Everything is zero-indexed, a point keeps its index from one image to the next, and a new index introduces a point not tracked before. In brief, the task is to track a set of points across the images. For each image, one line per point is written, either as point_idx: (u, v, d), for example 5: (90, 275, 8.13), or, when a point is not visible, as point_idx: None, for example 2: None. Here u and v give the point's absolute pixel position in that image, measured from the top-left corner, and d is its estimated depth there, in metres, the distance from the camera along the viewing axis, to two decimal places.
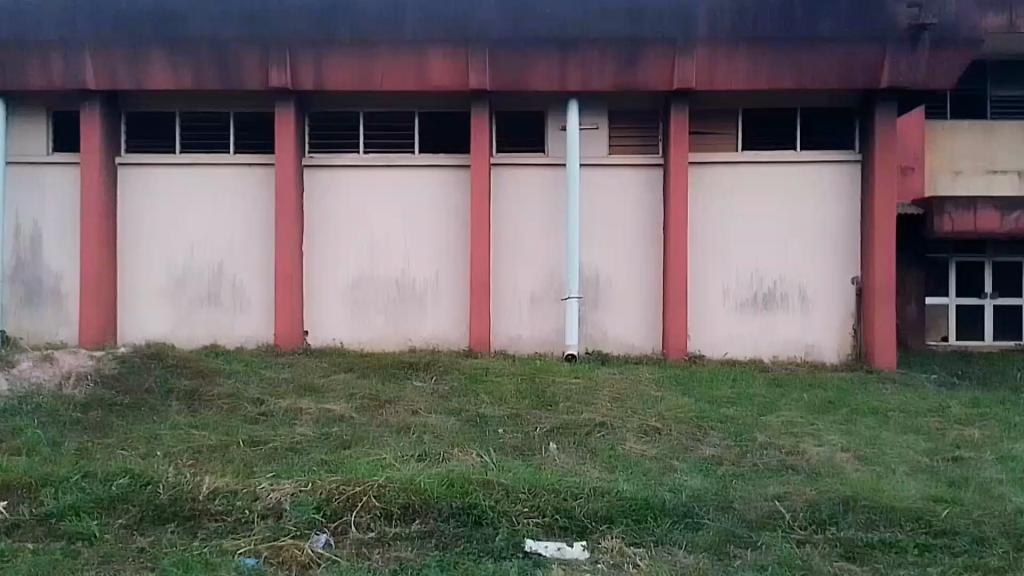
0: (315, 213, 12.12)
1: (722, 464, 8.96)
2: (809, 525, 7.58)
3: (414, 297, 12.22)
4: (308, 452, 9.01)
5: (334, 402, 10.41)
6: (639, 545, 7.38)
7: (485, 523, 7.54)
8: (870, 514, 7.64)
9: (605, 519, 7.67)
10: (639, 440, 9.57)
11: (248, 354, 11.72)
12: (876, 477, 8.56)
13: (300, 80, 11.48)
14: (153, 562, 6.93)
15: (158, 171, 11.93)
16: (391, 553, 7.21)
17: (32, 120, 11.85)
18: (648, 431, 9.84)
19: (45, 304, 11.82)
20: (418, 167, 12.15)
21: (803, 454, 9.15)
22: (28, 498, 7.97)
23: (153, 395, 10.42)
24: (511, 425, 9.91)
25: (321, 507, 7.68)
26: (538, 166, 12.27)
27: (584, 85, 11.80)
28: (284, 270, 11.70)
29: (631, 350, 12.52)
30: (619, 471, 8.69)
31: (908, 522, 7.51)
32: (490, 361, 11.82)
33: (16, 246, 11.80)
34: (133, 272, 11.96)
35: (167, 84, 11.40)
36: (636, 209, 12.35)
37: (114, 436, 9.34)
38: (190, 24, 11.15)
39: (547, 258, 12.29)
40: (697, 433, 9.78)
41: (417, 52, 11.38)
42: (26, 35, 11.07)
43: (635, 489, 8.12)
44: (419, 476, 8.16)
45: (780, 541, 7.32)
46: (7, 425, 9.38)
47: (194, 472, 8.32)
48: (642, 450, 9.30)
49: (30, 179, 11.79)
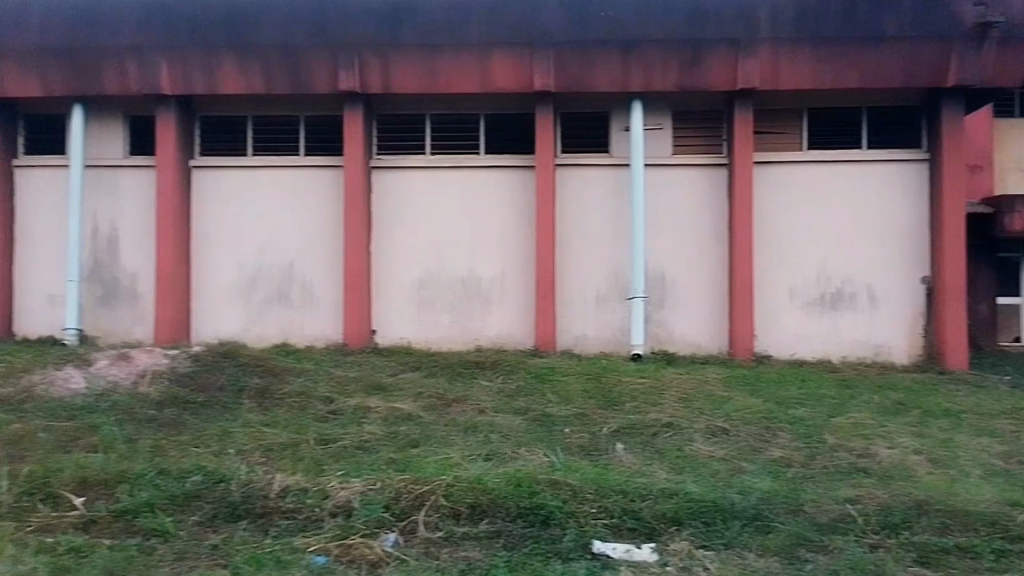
0: (383, 213, 12.24)
1: (792, 467, 8.85)
2: (883, 529, 7.47)
3: (480, 296, 12.26)
4: (377, 450, 9.08)
5: (401, 400, 10.49)
6: (708, 547, 7.32)
7: (553, 524, 7.55)
8: (944, 518, 7.50)
9: (673, 521, 7.63)
10: (707, 441, 9.51)
11: (317, 353, 11.84)
12: (949, 480, 8.43)
13: (368, 83, 11.73)
14: (226, 559, 7.11)
15: (229, 174, 12.12)
16: (458, 553, 7.26)
17: (107, 124, 12.10)
18: (716, 432, 9.77)
19: (123, 304, 12.01)
20: (483, 168, 12.23)
21: (875, 456, 9.02)
22: (105, 494, 8.13)
23: (226, 393, 10.54)
24: (578, 424, 9.90)
25: (390, 506, 7.77)
26: (604, 166, 12.31)
27: (647, 86, 11.88)
28: (352, 271, 11.81)
29: (698, 350, 12.43)
30: (686, 472, 8.66)
31: (982, 527, 7.38)
32: (556, 361, 11.83)
33: (94, 247, 11.99)
34: (206, 273, 12.13)
35: (239, 88, 11.68)
36: (701, 209, 12.32)
37: (187, 434, 9.47)
38: (260, 31, 11.34)
39: (611, 257, 12.29)
40: (766, 434, 9.70)
41: (482, 54, 11.58)
42: (102, 42, 11.33)
43: (703, 490, 8.06)
44: (485, 476, 8.16)
45: (853, 545, 7.22)
46: (85, 422, 9.62)
47: (265, 469, 8.45)
48: (711, 451, 9.24)
49: (106, 183, 11.99)
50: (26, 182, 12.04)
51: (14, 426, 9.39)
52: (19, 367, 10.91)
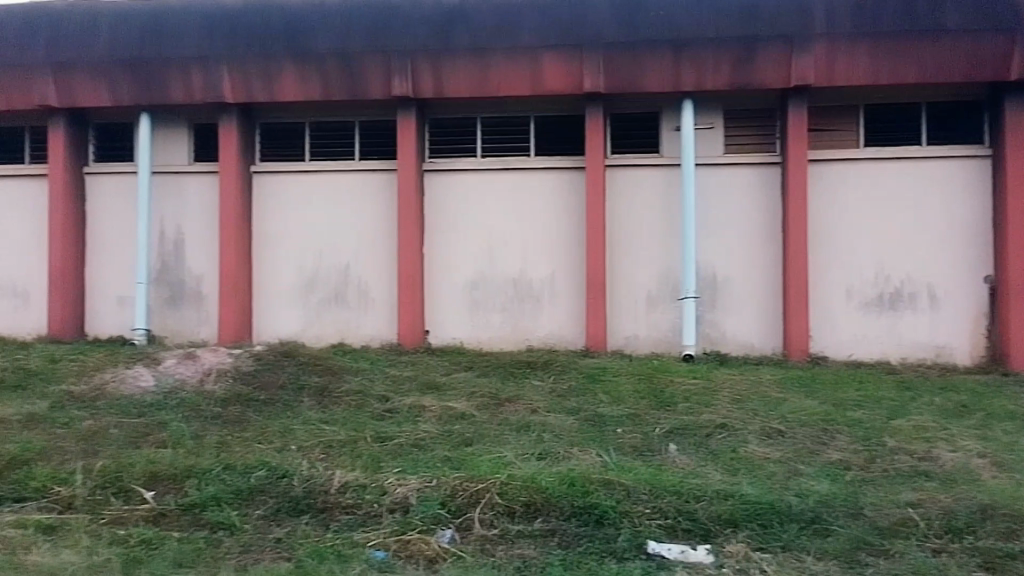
0: (436, 215, 12.45)
1: (851, 470, 8.72)
2: (946, 533, 7.33)
3: (532, 296, 12.37)
4: (432, 449, 9.26)
5: (455, 399, 10.66)
6: (765, 550, 7.29)
7: (607, 523, 7.60)
8: (1010, 523, 7.32)
9: (729, 522, 7.60)
10: (761, 443, 9.44)
11: (373, 353, 12.11)
12: (1016, 484, 8.20)
13: (420, 88, 11.94)
14: (289, 552, 7.35)
15: (288, 178, 12.49)
16: (514, 550, 7.38)
17: (172, 132, 12.53)
18: (771, 433, 9.69)
19: (188, 305, 12.46)
20: (534, 169, 12.35)
21: (936, 460, 8.82)
22: (173, 488, 8.47)
23: (287, 391, 10.87)
24: (630, 424, 9.93)
25: (446, 503, 7.91)
26: (655, 166, 12.30)
27: (698, 85, 11.81)
28: (407, 272, 12.05)
29: (751, 350, 12.33)
30: (741, 473, 8.61)
31: None
32: (607, 361, 11.88)
33: (161, 250, 12.46)
34: (266, 275, 12.51)
35: (296, 95, 12.00)
36: (754, 208, 12.22)
37: (251, 430, 9.81)
38: (317, 39, 11.70)
39: (662, 258, 12.28)
40: (823, 436, 9.58)
41: (533, 58, 11.70)
42: (169, 53, 11.77)
43: (759, 492, 8.01)
44: (540, 475, 8.26)
45: (916, 550, 7.10)
46: (153, 419, 10.04)
47: (326, 465, 8.69)
48: (766, 452, 9.17)
49: (171, 188, 12.45)
50: (97, 189, 12.56)
51: (88, 423, 9.86)
52: (91, 366, 11.42)
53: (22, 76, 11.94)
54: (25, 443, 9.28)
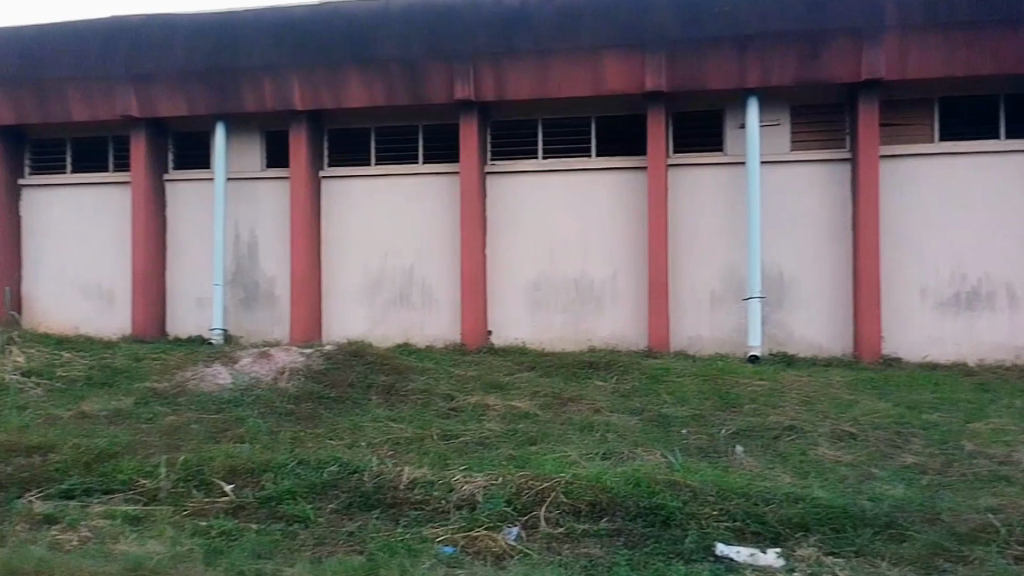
0: (498, 217, 12.60)
1: (927, 474, 8.45)
2: None
3: (593, 296, 12.40)
4: (497, 447, 9.40)
5: (519, 399, 10.78)
6: (837, 554, 7.10)
7: (673, 525, 7.57)
8: None
9: (799, 526, 7.47)
10: (832, 446, 9.27)
11: (437, 352, 12.34)
12: None
13: (482, 91, 12.11)
14: (361, 545, 7.53)
15: (354, 182, 12.82)
16: (580, 548, 7.41)
17: (244, 139, 13.00)
18: (842, 436, 9.51)
19: (261, 305, 12.93)
20: (595, 170, 12.38)
21: (1018, 464, 8.48)
22: (250, 482, 8.80)
23: (355, 388, 11.19)
24: (695, 425, 9.89)
25: (512, 501, 8.02)
26: (719, 164, 12.17)
27: (763, 81, 11.62)
28: (470, 273, 12.23)
29: (819, 351, 12.10)
30: (812, 477, 8.44)
31: None
32: (670, 361, 11.83)
33: (235, 253, 12.95)
34: (334, 276, 12.88)
35: (362, 101, 12.30)
36: (822, 206, 12.00)
37: (322, 427, 10.14)
38: (381, 45, 11.95)
39: (727, 258, 12.14)
40: (897, 439, 9.34)
41: (594, 58, 11.75)
42: (241, 64, 12.17)
43: (831, 496, 7.87)
44: (604, 474, 8.32)
45: (996, 556, 6.81)
46: (231, 415, 10.47)
47: (395, 462, 8.93)
48: (837, 455, 8.99)
49: (244, 193, 12.92)
50: (177, 195, 13.13)
51: (171, 419, 10.34)
52: (172, 364, 11.98)
53: (105, 89, 12.49)
54: (114, 437, 9.78)
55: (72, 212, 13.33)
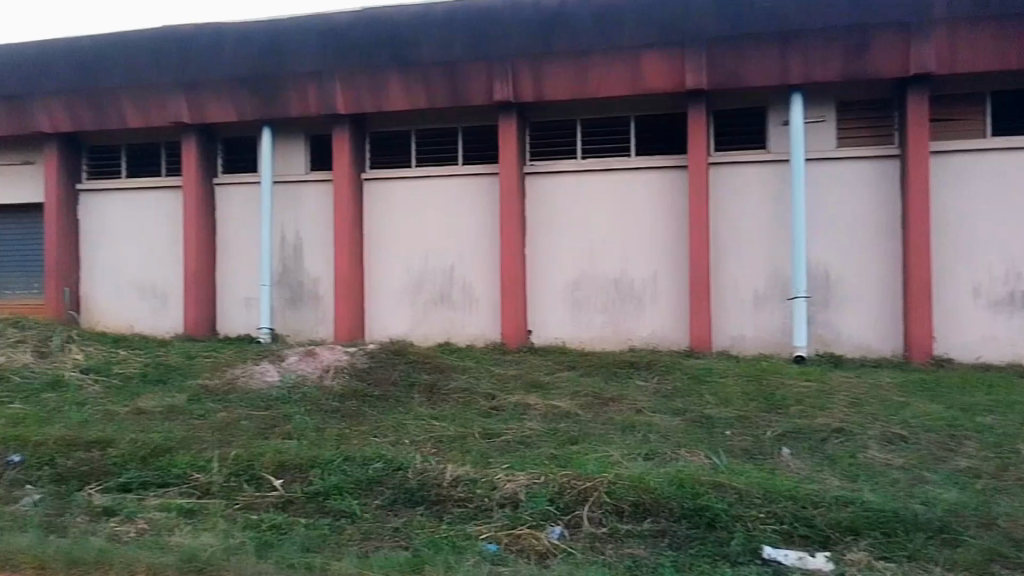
0: (538, 217, 12.65)
1: (982, 478, 8.21)
2: None
3: (633, 296, 12.37)
4: (539, 446, 9.45)
5: (559, 398, 10.81)
6: (889, 559, 6.93)
7: (719, 527, 7.49)
8: None
9: (849, 530, 7.31)
10: (882, 449, 9.06)
11: (478, 352, 12.44)
12: None
13: (521, 92, 12.19)
14: (406, 541, 7.64)
15: (396, 184, 13.01)
16: (623, 549, 7.37)
17: (289, 143, 13.31)
18: (893, 439, 9.28)
19: (307, 305, 13.23)
20: (635, 169, 12.34)
21: None
22: (300, 477, 8.98)
23: (399, 387, 11.36)
24: (739, 427, 9.77)
25: (555, 500, 8.05)
26: (762, 162, 12.02)
27: (806, 77, 11.46)
28: (510, 273, 12.29)
29: (867, 352, 11.89)
30: (861, 480, 8.27)
31: None
32: (713, 362, 11.73)
33: (281, 254, 13.26)
34: (377, 277, 13.09)
35: (403, 105, 12.47)
36: (868, 204, 11.79)
37: (367, 424, 10.31)
38: (422, 49, 12.11)
39: (771, 257, 11.99)
40: (950, 442, 9.10)
41: (633, 57, 11.72)
42: (286, 70, 12.44)
43: (882, 500, 7.71)
44: (647, 475, 8.29)
45: None
46: (279, 412, 10.72)
47: (438, 459, 9.04)
48: (887, 458, 8.79)
49: (289, 196, 13.22)
50: (225, 198, 13.51)
51: (222, 415, 10.64)
52: (223, 362, 12.32)
53: (157, 96, 12.88)
54: (168, 432, 10.11)
55: (127, 215, 13.82)
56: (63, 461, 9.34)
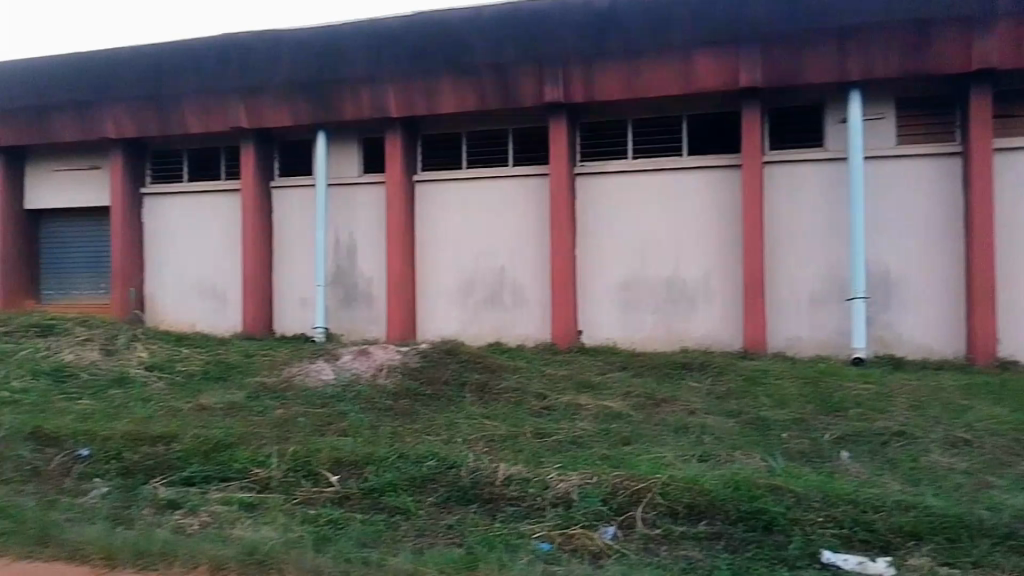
0: (588, 217, 12.66)
1: None
2: None
3: (685, 297, 12.29)
4: (591, 446, 9.43)
5: (610, 399, 10.78)
6: (953, 566, 6.80)
7: (776, 530, 7.41)
8: None
9: (910, 535, 7.17)
10: (945, 452, 8.81)
11: (529, 352, 12.48)
12: None
13: (571, 93, 12.17)
14: (460, 538, 7.74)
15: (447, 185, 13.16)
16: (678, 551, 7.37)
17: (342, 146, 13.55)
18: (956, 443, 9.02)
19: (360, 305, 13.46)
20: (687, 169, 12.25)
21: None
22: (355, 473, 9.06)
23: (450, 386, 11.45)
24: (796, 429, 9.59)
25: (608, 500, 8.03)
26: (818, 161, 11.85)
27: (865, 74, 11.22)
28: (561, 273, 12.33)
29: (928, 354, 11.64)
30: (923, 484, 8.08)
31: None
32: (769, 363, 11.59)
33: (335, 255, 13.51)
34: (429, 277, 13.25)
35: (454, 108, 12.59)
36: (929, 202, 11.55)
37: (420, 423, 10.41)
38: (473, 51, 12.21)
39: (828, 257, 11.82)
40: (1017, 446, 8.81)
41: (686, 56, 11.64)
42: (340, 73, 12.68)
43: (946, 505, 7.51)
44: (701, 477, 8.18)
45: None
46: (334, 410, 10.89)
47: (491, 458, 9.03)
48: (950, 462, 8.54)
49: (342, 198, 13.48)
50: (281, 201, 13.82)
51: (279, 412, 10.85)
52: (280, 361, 12.62)
53: (218, 103, 13.27)
54: (229, 428, 10.29)
55: (187, 217, 14.25)
56: (130, 455, 9.59)
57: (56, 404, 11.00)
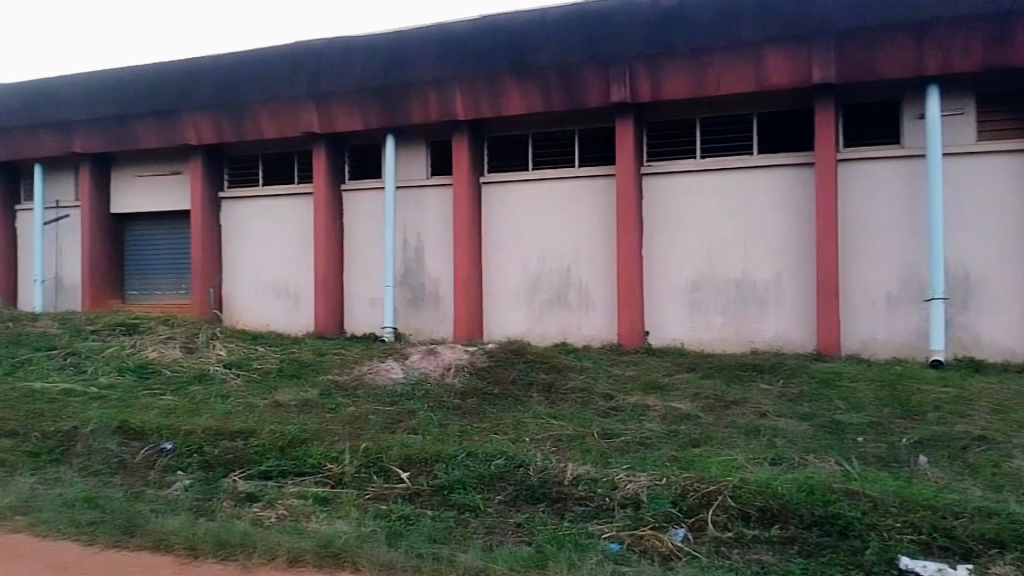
0: (655, 218, 12.65)
1: None
2: None
3: (755, 297, 12.17)
4: (660, 447, 9.34)
5: (678, 400, 10.68)
6: None
7: (852, 535, 7.12)
8: None
9: (993, 543, 6.83)
10: None
11: (595, 352, 12.52)
12: None
13: (638, 92, 12.16)
14: (530, 536, 7.64)
15: (512, 187, 13.31)
16: (750, 555, 7.11)
17: (410, 149, 13.86)
18: None
19: (428, 305, 13.74)
20: (757, 168, 12.13)
21: None
22: (425, 470, 9.09)
23: (517, 385, 11.59)
24: (872, 432, 9.32)
25: (678, 502, 7.83)
26: (894, 158, 11.60)
27: (942, 67, 10.90)
28: (627, 274, 12.35)
29: (1012, 356, 11.26)
30: (1007, 491, 7.69)
31: None
32: (842, 365, 11.37)
33: (403, 255, 13.81)
34: (495, 277, 13.44)
35: (521, 110, 12.72)
36: (1012, 199, 11.18)
37: (486, 422, 10.49)
38: (539, 54, 12.29)
39: (904, 256, 11.57)
40: None
41: (756, 53, 11.49)
42: (408, 78, 12.93)
43: None
44: (773, 480, 7.94)
45: None
46: (404, 407, 11.06)
47: (559, 457, 8.96)
48: None
49: (410, 200, 13.78)
50: (350, 203, 14.19)
51: (351, 410, 11.05)
52: (352, 359, 12.95)
53: (290, 108, 13.70)
54: (303, 424, 10.49)
55: (261, 219, 14.75)
56: (210, 449, 9.86)
57: (142, 399, 11.50)
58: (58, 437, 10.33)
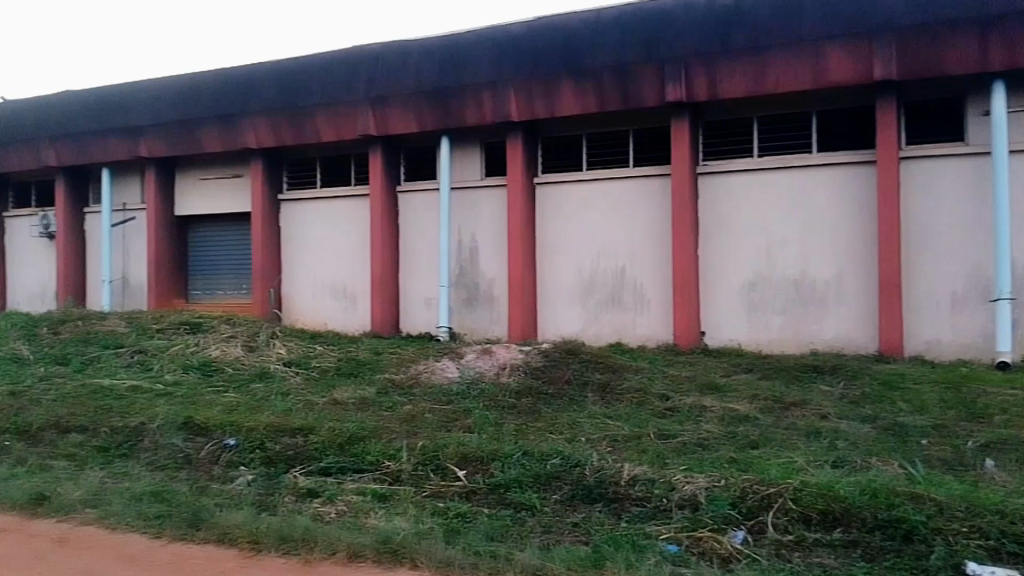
0: (712, 218, 12.63)
1: None
2: None
3: (815, 298, 12.07)
4: (717, 448, 9.24)
5: (736, 401, 10.55)
6: None
7: (916, 540, 6.84)
8: None
9: None
10: None
11: (650, 353, 12.52)
12: None
13: (695, 92, 12.08)
14: (586, 536, 7.56)
15: (566, 188, 13.41)
16: (812, 558, 6.86)
17: (463, 150, 13.99)
18: None
19: (483, 305, 13.93)
20: (816, 167, 12.02)
21: None
22: (481, 469, 9.06)
23: (573, 386, 11.64)
24: (936, 435, 9.08)
25: (737, 504, 7.62)
26: (959, 156, 11.39)
27: (1010, 62, 10.61)
28: (682, 275, 12.34)
29: None
30: None
31: None
32: (905, 367, 11.16)
33: (459, 256, 14.00)
34: (550, 278, 13.56)
35: (577, 110, 12.72)
36: None
37: (543, 422, 10.53)
38: (596, 54, 12.37)
39: (970, 256, 11.35)
40: None
41: (815, 51, 11.36)
42: (463, 80, 13.10)
43: None
44: (835, 483, 7.67)
45: None
46: (461, 406, 11.15)
47: (616, 457, 8.85)
48: None
49: (465, 201, 13.95)
50: (406, 204, 14.42)
51: (408, 408, 11.16)
52: (408, 358, 13.13)
53: (347, 112, 13.97)
54: (360, 423, 10.62)
55: (318, 221, 15.09)
56: (271, 445, 9.97)
57: (206, 396, 11.79)
58: (126, 430, 10.59)
